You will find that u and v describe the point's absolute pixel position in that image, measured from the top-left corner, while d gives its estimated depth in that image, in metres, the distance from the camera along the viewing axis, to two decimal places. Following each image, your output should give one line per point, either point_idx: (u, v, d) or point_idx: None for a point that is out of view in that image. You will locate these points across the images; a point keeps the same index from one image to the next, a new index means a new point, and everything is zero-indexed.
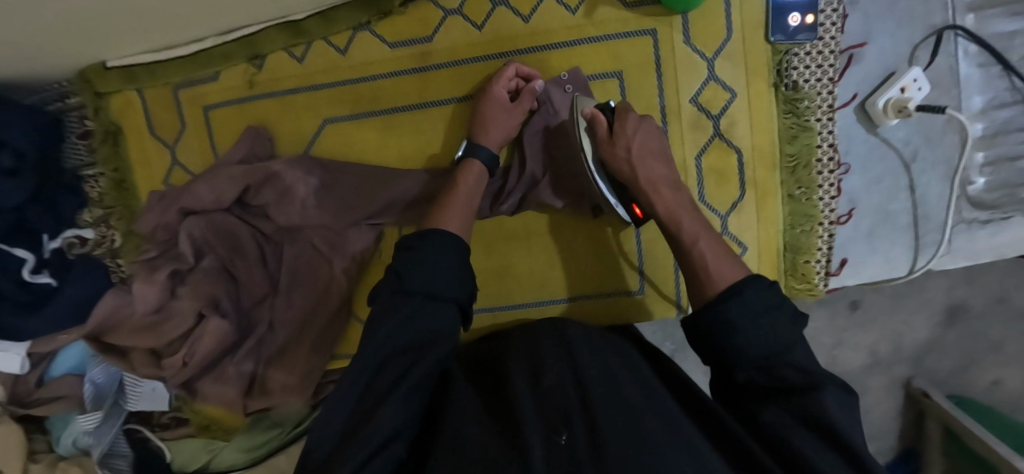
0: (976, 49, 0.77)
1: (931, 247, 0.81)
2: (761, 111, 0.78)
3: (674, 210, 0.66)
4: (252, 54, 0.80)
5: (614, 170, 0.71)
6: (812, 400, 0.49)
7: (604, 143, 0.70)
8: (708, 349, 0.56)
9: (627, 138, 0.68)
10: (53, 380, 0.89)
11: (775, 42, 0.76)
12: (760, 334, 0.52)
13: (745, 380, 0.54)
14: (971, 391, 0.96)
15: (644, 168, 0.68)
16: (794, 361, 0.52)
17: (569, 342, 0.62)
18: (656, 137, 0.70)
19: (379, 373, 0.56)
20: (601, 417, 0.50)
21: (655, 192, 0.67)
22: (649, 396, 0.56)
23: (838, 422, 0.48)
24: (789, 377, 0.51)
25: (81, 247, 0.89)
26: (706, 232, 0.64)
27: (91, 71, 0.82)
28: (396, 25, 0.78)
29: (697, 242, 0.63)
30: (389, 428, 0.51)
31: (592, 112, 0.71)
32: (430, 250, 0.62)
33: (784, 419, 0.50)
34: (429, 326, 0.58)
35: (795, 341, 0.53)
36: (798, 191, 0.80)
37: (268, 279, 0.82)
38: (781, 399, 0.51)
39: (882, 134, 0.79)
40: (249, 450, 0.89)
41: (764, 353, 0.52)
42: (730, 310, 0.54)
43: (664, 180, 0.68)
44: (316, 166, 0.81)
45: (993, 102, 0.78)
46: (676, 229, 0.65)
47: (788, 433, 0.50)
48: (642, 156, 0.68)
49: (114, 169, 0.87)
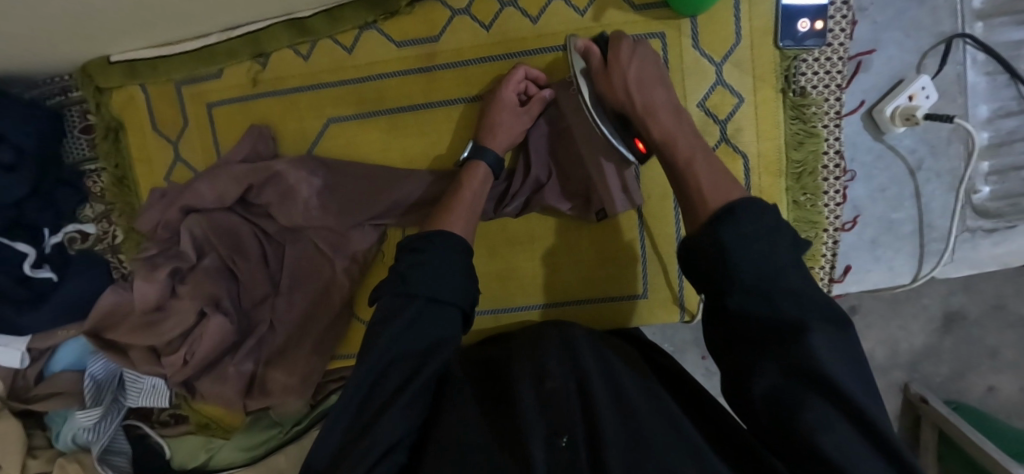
0: (985, 58, 0.77)
1: (935, 255, 0.81)
2: (768, 117, 0.78)
3: (670, 132, 0.63)
4: (256, 51, 0.80)
5: (611, 102, 0.68)
6: (806, 348, 0.45)
7: (600, 76, 0.69)
8: (705, 276, 0.52)
9: (622, 66, 0.66)
10: (51, 375, 0.88)
11: (784, 48, 0.76)
12: (751, 254, 0.49)
13: (738, 309, 0.49)
14: (968, 396, 0.96)
15: (643, 95, 0.65)
16: (786, 288, 0.47)
17: (575, 346, 0.61)
18: (653, 64, 0.68)
19: (382, 378, 0.56)
20: (605, 426, 0.50)
21: (651, 117, 0.64)
22: (658, 411, 0.55)
23: (840, 379, 0.44)
24: (778, 318, 0.47)
25: (82, 242, 0.89)
26: (702, 155, 0.61)
27: (93, 65, 0.82)
28: (402, 25, 0.78)
29: (692, 167, 0.60)
30: (387, 443, 0.51)
31: (585, 46, 0.70)
32: (435, 255, 0.61)
33: (781, 380, 0.46)
34: (433, 331, 0.58)
35: (788, 269, 0.49)
36: (803, 197, 0.79)
37: (270, 278, 0.82)
38: (774, 348, 0.47)
39: (889, 141, 0.79)
40: (248, 449, 0.89)
41: (755, 279, 0.48)
42: (723, 233, 0.50)
43: (663, 105, 0.65)
44: (321, 166, 0.80)
45: (999, 111, 0.78)
46: (672, 154, 0.62)
47: (788, 396, 0.46)
48: (641, 81, 0.66)
49: (116, 165, 0.87)
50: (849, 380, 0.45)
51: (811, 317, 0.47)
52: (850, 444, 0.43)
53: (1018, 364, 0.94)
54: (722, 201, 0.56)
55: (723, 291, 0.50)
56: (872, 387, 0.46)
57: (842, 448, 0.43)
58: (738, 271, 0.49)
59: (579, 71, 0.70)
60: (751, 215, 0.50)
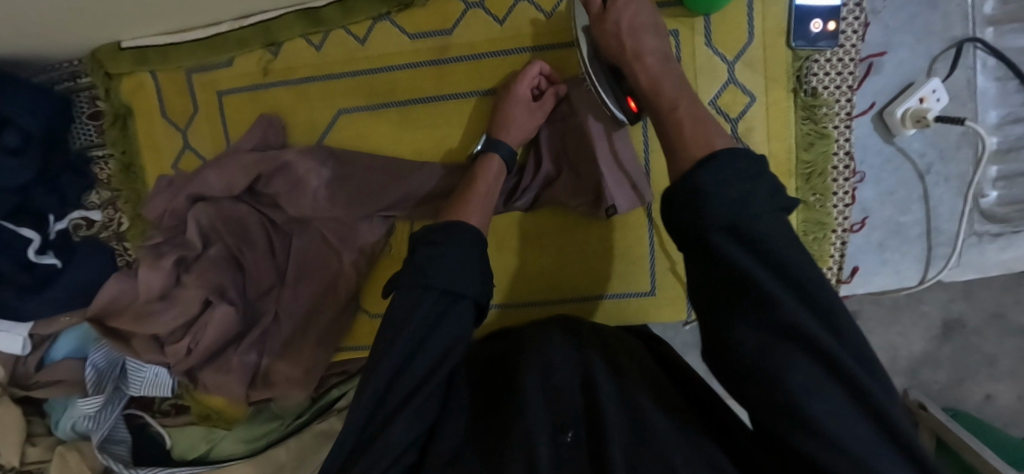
0: (994, 63, 0.77)
1: (941, 259, 0.81)
2: (779, 118, 0.78)
3: (656, 78, 0.63)
4: (268, 40, 0.79)
5: (604, 50, 0.68)
6: (786, 309, 0.44)
7: (595, 20, 0.68)
8: (686, 227, 0.50)
9: (616, 11, 0.66)
10: (53, 363, 0.87)
11: (796, 48, 0.76)
12: (732, 196, 0.48)
13: (722, 249, 0.47)
14: (966, 404, 0.96)
15: (633, 40, 0.65)
16: (765, 234, 0.47)
17: (585, 344, 0.61)
18: (650, 12, 0.67)
19: (394, 384, 0.55)
20: (611, 425, 0.50)
21: (639, 63, 0.65)
22: (663, 402, 0.56)
23: (829, 344, 0.43)
24: (756, 276, 0.46)
25: (87, 229, 0.88)
26: (687, 97, 0.61)
27: (104, 51, 0.81)
28: (416, 17, 0.78)
29: (676, 111, 0.60)
30: (400, 446, 0.51)
31: None
32: (450, 248, 0.60)
33: (763, 338, 0.45)
34: (454, 327, 0.57)
35: (760, 210, 0.47)
36: (813, 198, 0.80)
37: (276, 268, 0.81)
38: (753, 305, 0.46)
39: (899, 144, 0.80)
40: (248, 441, 0.89)
41: (731, 222, 0.47)
42: (701, 175, 0.49)
43: (653, 52, 0.65)
44: (331, 156, 0.80)
45: (1008, 117, 0.78)
46: (657, 96, 0.62)
47: (769, 358, 0.45)
48: (631, 28, 0.66)
49: (123, 152, 0.86)
50: (833, 340, 0.44)
51: (793, 280, 0.46)
52: (843, 411, 0.43)
53: (1016, 373, 0.94)
54: (704, 146, 0.54)
55: (704, 233, 0.48)
56: (864, 353, 0.46)
57: (836, 416, 0.43)
58: (712, 214, 0.48)
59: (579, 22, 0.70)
60: (772, 217, 0.48)
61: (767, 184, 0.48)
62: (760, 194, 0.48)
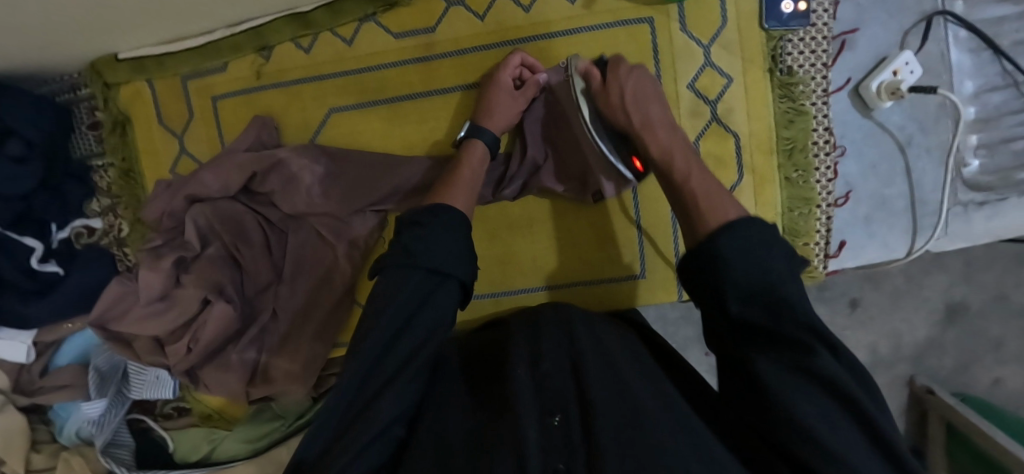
0: (966, 35, 0.79)
1: (928, 230, 0.82)
2: (758, 97, 0.80)
3: (667, 148, 0.64)
4: (260, 45, 0.82)
5: (610, 119, 0.70)
6: (813, 354, 0.44)
7: (598, 94, 0.71)
8: (705, 282, 0.50)
9: (619, 82, 0.69)
10: (56, 368, 0.89)
11: (769, 29, 0.78)
12: (752, 264, 0.47)
13: (740, 316, 0.47)
14: (974, 388, 0.96)
15: (639, 112, 0.67)
16: (786, 302, 0.45)
17: (571, 325, 0.59)
18: (649, 84, 0.70)
19: (384, 355, 0.54)
20: (599, 403, 0.48)
21: (649, 132, 0.66)
22: (653, 384, 0.53)
23: (850, 386, 0.43)
24: (797, 324, 0.45)
25: (89, 236, 0.91)
26: (699, 169, 0.61)
27: (102, 62, 0.84)
28: (400, 16, 0.81)
29: (688, 181, 0.60)
30: (384, 421, 0.50)
31: (585, 68, 0.73)
32: (435, 228, 0.61)
33: (783, 371, 0.45)
34: (441, 304, 0.58)
35: (788, 276, 0.47)
36: (795, 174, 0.81)
37: (273, 266, 0.83)
38: (776, 345, 0.46)
39: (877, 118, 0.81)
40: (251, 440, 0.89)
41: (754, 289, 0.47)
42: (722, 244, 0.49)
43: (660, 121, 0.67)
44: (322, 154, 0.82)
45: (985, 87, 0.80)
46: (668, 165, 0.63)
47: (790, 390, 0.44)
48: (636, 99, 0.68)
49: (122, 159, 0.89)
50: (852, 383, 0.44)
51: (820, 332, 0.45)
52: (857, 444, 0.42)
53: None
54: (719, 218, 0.54)
55: (725, 297, 0.48)
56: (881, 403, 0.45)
57: (850, 446, 0.42)
58: (734, 276, 0.48)
59: (579, 88, 0.72)
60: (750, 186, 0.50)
61: (784, 251, 0.49)
62: (775, 252, 0.48)
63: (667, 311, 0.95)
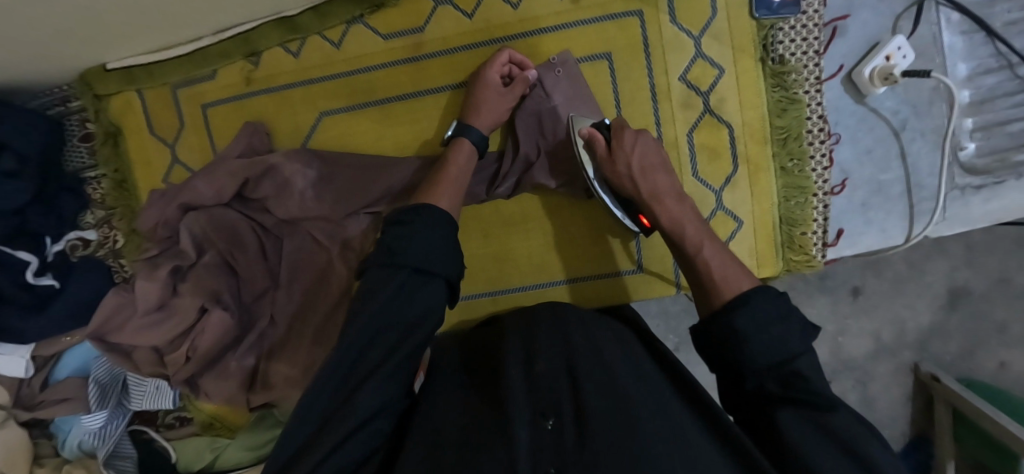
0: (959, 17, 0.78)
1: (926, 215, 0.82)
2: (750, 87, 0.79)
3: (678, 219, 0.66)
4: (249, 51, 0.82)
5: (619, 186, 0.72)
6: (836, 418, 0.45)
7: (605, 161, 0.72)
8: (716, 349, 0.52)
9: (625, 153, 0.70)
10: (56, 382, 0.89)
11: (760, 18, 0.78)
12: (769, 344, 0.49)
13: (756, 390, 0.50)
14: (979, 373, 0.95)
15: (647, 182, 0.69)
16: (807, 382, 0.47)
17: (566, 330, 0.58)
18: (655, 150, 0.71)
19: (368, 349, 0.55)
20: (593, 409, 0.48)
21: (658, 203, 0.68)
22: (642, 382, 0.53)
23: (872, 453, 0.43)
24: (817, 390, 0.47)
25: (84, 248, 0.91)
26: (711, 241, 0.63)
27: (92, 74, 0.84)
28: (388, 18, 0.80)
29: (701, 252, 0.62)
30: (366, 411, 0.51)
31: (589, 132, 0.73)
32: (422, 228, 0.61)
33: (803, 426, 0.46)
34: (426, 300, 0.58)
35: (806, 350, 0.49)
36: (791, 164, 0.81)
37: (269, 272, 0.83)
38: (798, 405, 0.47)
39: (871, 104, 0.81)
40: (254, 448, 0.89)
41: (774, 365, 0.48)
42: (737, 319, 0.51)
43: (668, 191, 0.69)
44: (315, 158, 0.82)
45: (979, 69, 0.80)
46: (680, 236, 0.65)
47: (807, 442, 0.45)
48: (643, 170, 0.70)
49: (115, 170, 0.89)
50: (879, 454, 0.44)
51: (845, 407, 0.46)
52: None
53: None
54: (733, 290, 0.56)
55: (743, 374, 0.50)
56: None
57: None
58: (757, 359, 0.49)
59: (585, 158, 0.74)
60: None
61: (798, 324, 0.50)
62: (793, 330, 0.49)
63: (669, 305, 0.94)
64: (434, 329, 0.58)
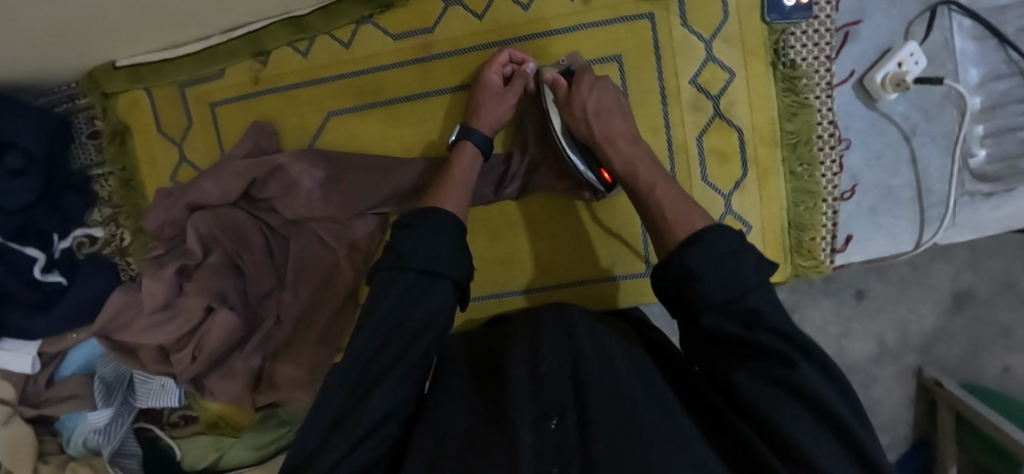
0: (971, 24, 0.78)
1: (935, 221, 0.81)
2: (760, 91, 0.79)
3: (630, 160, 0.66)
4: (257, 50, 0.82)
5: (576, 131, 0.72)
6: (801, 375, 0.44)
7: (563, 104, 0.72)
8: (683, 304, 0.50)
9: (581, 97, 0.70)
10: (61, 380, 0.89)
11: (772, 22, 0.77)
12: (719, 273, 0.48)
13: (714, 328, 0.48)
14: (984, 378, 0.95)
15: (601, 124, 0.69)
16: (766, 322, 0.46)
17: (571, 327, 0.58)
18: (611, 95, 0.71)
19: (379, 354, 0.54)
20: (597, 408, 0.48)
21: (609, 145, 0.68)
22: (647, 386, 0.52)
23: (833, 404, 0.43)
24: (773, 343, 0.45)
25: (91, 246, 0.91)
26: (664, 179, 0.63)
27: (99, 71, 0.84)
28: (397, 18, 0.80)
29: (654, 191, 0.61)
30: (374, 420, 0.50)
31: (553, 78, 0.74)
32: (428, 229, 0.61)
33: (766, 388, 0.46)
34: (429, 306, 0.57)
35: (757, 284, 0.48)
36: (800, 168, 0.80)
37: (275, 271, 0.83)
38: (758, 360, 0.46)
39: (882, 109, 0.80)
40: (258, 447, 0.89)
41: (724, 298, 0.48)
42: (689, 256, 0.50)
43: (621, 133, 0.69)
44: (322, 158, 0.82)
45: (990, 75, 0.79)
46: (633, 177, 0.64)
47: (769, 400, 0.45)
48: (599, 114, 0.70)
49: (122, 168, 0.89)
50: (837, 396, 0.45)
51: (800, 347, 0.46)
52: (842, 465, 0.43)
53: None
54: (686, 227, 0.55)
55: (697, 309, 0.49)
56: (858, 406, 0.46)
57: (834, 460, 0.43)
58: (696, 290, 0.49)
59: (550, 103, 0.74)
60: None
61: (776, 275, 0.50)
62: (747, 267, 0.48)
63: None
64: (446, 329, 0.58)
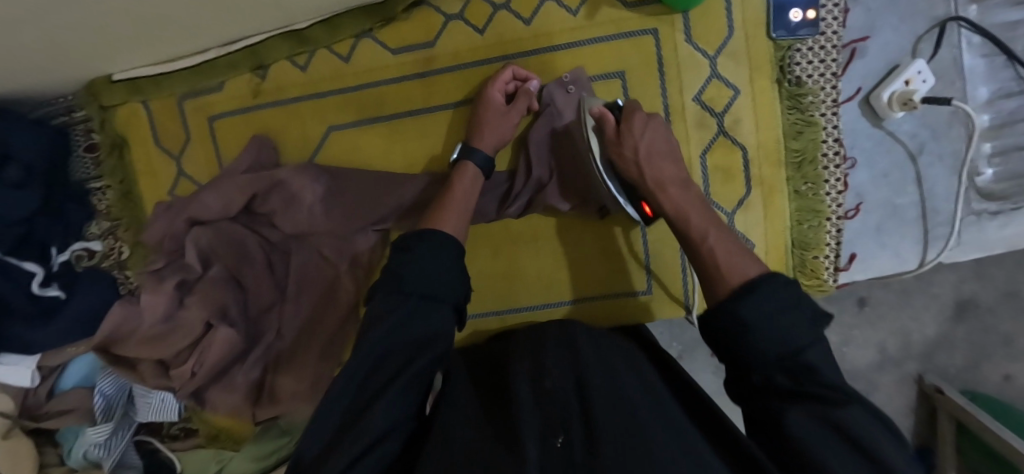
0: (980, 40, 0.77)
1: (941, 241, 0.81)
2: (766, 109, 0.78)
3: (681, 207, 0.64)
4: (256, 63, 0.81)
5: (623, 172, 0.70)
6: (845, 412, 0.43)
7: (611, 143, 0.70)
8: (724, 348, 0.52)
9: (633, 137, 0.67)
10: (62, 392, 0.90)
11: (777, 38, 0.76)
12: (775, 330, 0.48)
13: (758, 368, 0.48)
14: (984, 385, 0.94)
15: (652, 168, 0.67)
16: (811, 369, 0.46)
17: (571, 334, 0.58)
18: (663, 135, 0.69)
19: (380, 367, 0.54)
20: (602, 420, 0.46)
21: (662, 192, 0.66)
22: (656, 408, 0.50)
23: (875, 442, 0.42)
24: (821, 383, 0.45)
25: (89, 259, 0.90)
26: (716, 228, 0.61)
27: (97, 84, 0.83)
28: (398, 32, 0.79)
29: (706, 241, 0.60)
30: (376, 432, 0.49)
31: (600, 111, 0.71)
32: (427, 253, 0.61)
33: (806, 421, 0.44)
34: (423, 326, 0.56)
35: (811, 338, 0.48)
36: (804, 187, 0.80)
37: (275, 285, 0.83)
38: (801, 396, 0.46)
39: (888, 127, 0.79)
40: (259, 459, 0.88)
41: (779, 353, 0.47)
42: (743, 310, 0.50)
43: (672, 180, 0.67)
44: (322, 172, 0.81)
45: (999, 92, 0.78)
46: (684, 225, 0.63)
47: (807, 431, 0.44)
48: (650, 155, 0.67)
49: (121, 181, 0.88)
50: (882, 436, 0.43)
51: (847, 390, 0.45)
52: None
53: None
54: (741, 278, 0.55)
55: (743, 356, 0.49)
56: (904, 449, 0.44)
57: None
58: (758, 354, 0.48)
59: (592, 133, 0.72)
60: None
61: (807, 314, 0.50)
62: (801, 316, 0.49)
63: None
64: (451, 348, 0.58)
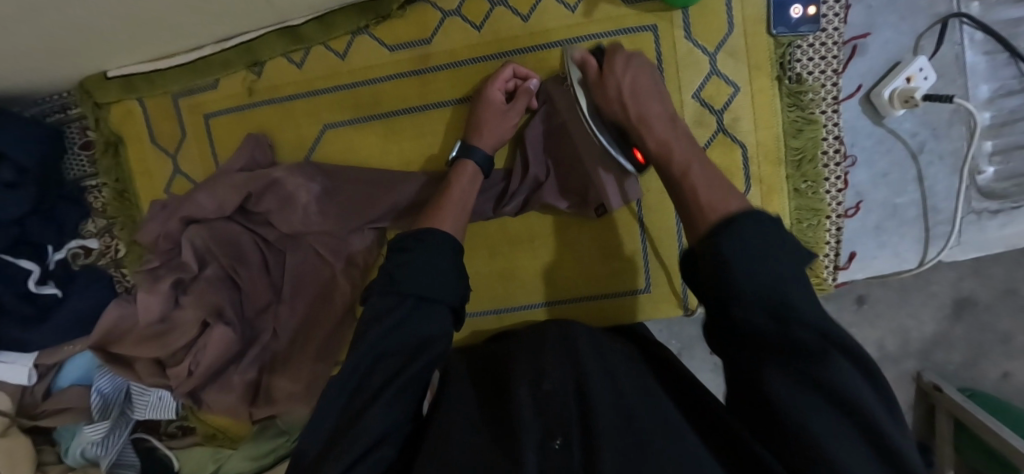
0: (982, 37, 0.76)
1: (941, 239, 0.80)
2: (765, 106, 0.77)
3: (665, 141, 0.61)
4: (251, 60, 0.80)
5: (606, 111, 0.68)
6: (841, 381, 0.40)
7: (594, 85, 0.68)
8: (706, 293, 0.47)
9: (615, 77, 0.66)
10: (59, 390, 0.89)
11: (777, 35, 0.75)
12: (757, 268, 0.44)
13: (742, 318, 0.44)
14: (982, 383, 0.94)
15: (638, 106, 0.64)
16: (795, 309, 0.43)
17: (573, 338, 0.57)
18: (646, 76, 0.67)
19: (369, 377, 0.53)
20: (602, 426, 0.45)
21: (644, 126, 0.63)
22: (653, 411, 0.49)
23: (876, 416, 0.40)
24: (807, 337, 0.42)
25: (85, 257, 0.90)
26: (699, 158, 0.59)
27: (91, 82, 0.82)
28: (394, 29, 0.78)
29: (688, 173, 0.57)
30: (372, 436, 0.48)
31: (582, 57, 0.70)
32: (423, 253, 0.60)
33: (800, 395, 0.41)
34: (419, 327, 0.56)
35: (789, 276, 0.45)
36: (804, 185, 0.79)
37: (271, 285, 0.82)
38: (791, 359, 0.42)
39: (889, 125, 0.78)
40: (256, 458, 0.88)
41: (763, 296, 0.44)
42: (722, 244, 0.46)
43: (658, 116, 0.64)
44: (319, 171, 0.80)
45: (1000, 90, 0.77)
46: (667, 157, 0.60)
47: (802, 404, 0.41)
48: (634, 92, 0.65)
49: (116, 180, 0.88)
50: (882, 411, 0.41)
51: (841, 346, 0.42)
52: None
53: None
54: (719, 210, 0.52)
55: (727, 300, 0.45)
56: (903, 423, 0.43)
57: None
58: (737, 284, 0.44)
59: (577, 81, 0.70)
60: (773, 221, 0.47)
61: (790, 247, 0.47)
62: (780, 263, 0.45)
63: None
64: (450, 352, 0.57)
